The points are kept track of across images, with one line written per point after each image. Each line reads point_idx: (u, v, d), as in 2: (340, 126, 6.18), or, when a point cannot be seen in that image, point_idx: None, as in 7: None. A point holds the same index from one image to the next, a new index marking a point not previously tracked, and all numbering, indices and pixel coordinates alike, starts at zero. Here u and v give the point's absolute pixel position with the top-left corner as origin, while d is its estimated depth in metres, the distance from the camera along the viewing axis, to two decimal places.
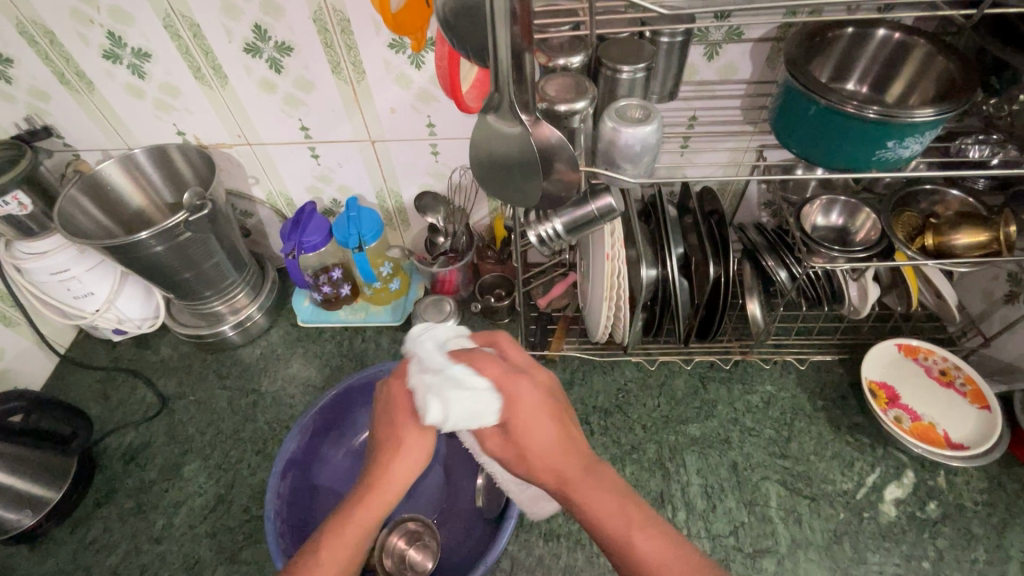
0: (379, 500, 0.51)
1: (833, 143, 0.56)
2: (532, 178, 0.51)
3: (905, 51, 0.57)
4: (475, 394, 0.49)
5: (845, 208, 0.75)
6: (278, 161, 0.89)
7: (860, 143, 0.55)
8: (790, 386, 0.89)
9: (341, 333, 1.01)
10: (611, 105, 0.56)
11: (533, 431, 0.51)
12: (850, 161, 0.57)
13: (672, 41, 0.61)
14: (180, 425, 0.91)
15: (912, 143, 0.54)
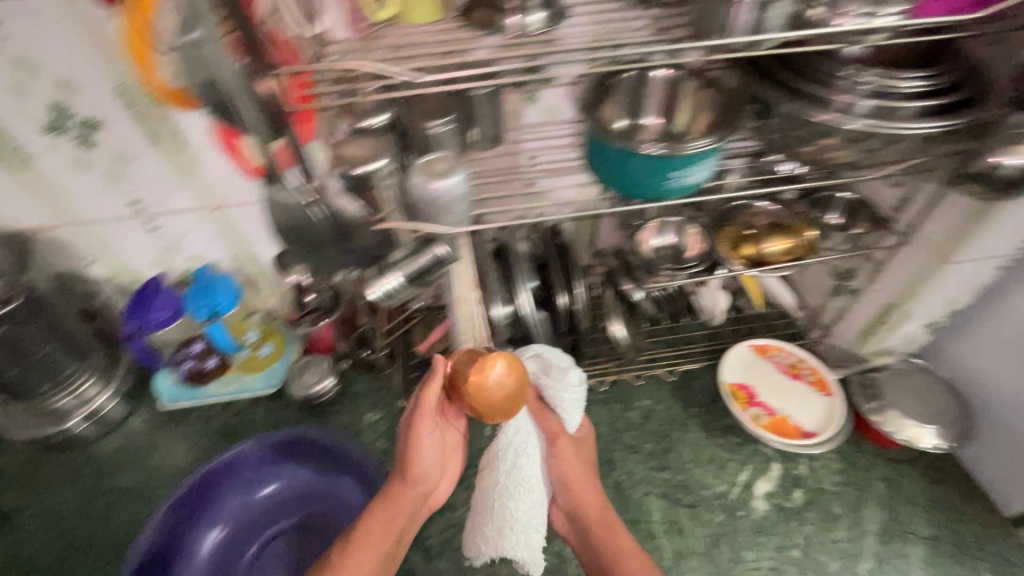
0: (389, 521, 0.62)
1: (631, 182, 0.61)
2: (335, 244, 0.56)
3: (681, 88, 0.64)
4: (576, 408, 0.64)
5: (675, 228, 0.80)
6: (113, 238, 0.83)
7: (652, 177, 0.60)
8: (665, 398, 0.92)
9: (211, 410, 0.95)
10: (417, 160, 0.57)
11: (586, 466, 0.70)
12: (650, 193, 0.62)
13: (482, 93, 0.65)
14: (22, 544, 0.80)
15: (694, 171, 0.59)
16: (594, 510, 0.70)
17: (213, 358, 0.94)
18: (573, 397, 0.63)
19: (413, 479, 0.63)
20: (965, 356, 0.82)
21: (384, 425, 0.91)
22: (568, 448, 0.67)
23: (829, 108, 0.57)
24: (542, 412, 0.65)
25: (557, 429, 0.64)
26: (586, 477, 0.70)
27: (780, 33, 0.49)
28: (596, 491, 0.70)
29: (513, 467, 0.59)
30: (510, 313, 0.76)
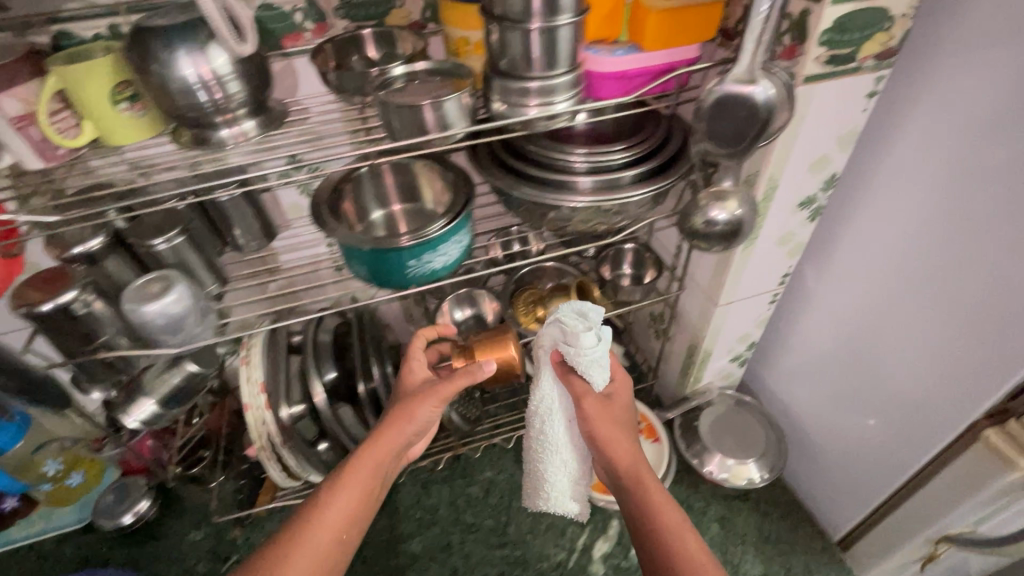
0: (348, 502, 0.56)
1: (388, 275, 0.60)
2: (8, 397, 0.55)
3: (415, 173, 0.65)
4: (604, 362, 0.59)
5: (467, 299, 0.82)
6: None
7: (390, 266, 0.59)
8: (508, 466, 0.90)
9: (12, 558, 0.85)
10: (130, 285, 0.55)
11: (611, 423, 0.62)
12: (411, 282, 0.62)
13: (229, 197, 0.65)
14: None
15: (433, 257, 0.60)
16: (625, 460, 0.60)
17: (9, 499, 0.84)
18: (593, 355, 0.59)
19: (389, 441, 0.58)
20: (778, 386, 0.87)
21: (208, 543, 0.84)
22: (599, 415, 0.61)
23: (548, 187, 0.59)
24: (567, 377, 0.63)
25: (580, 391, 0.62)
26: (619, 436, 0.61)
27: (458, 127, 0.51)
28: (635, 454, 0.61)
29: (540, 425, 0.66)
30: (301, 411, 0.74)
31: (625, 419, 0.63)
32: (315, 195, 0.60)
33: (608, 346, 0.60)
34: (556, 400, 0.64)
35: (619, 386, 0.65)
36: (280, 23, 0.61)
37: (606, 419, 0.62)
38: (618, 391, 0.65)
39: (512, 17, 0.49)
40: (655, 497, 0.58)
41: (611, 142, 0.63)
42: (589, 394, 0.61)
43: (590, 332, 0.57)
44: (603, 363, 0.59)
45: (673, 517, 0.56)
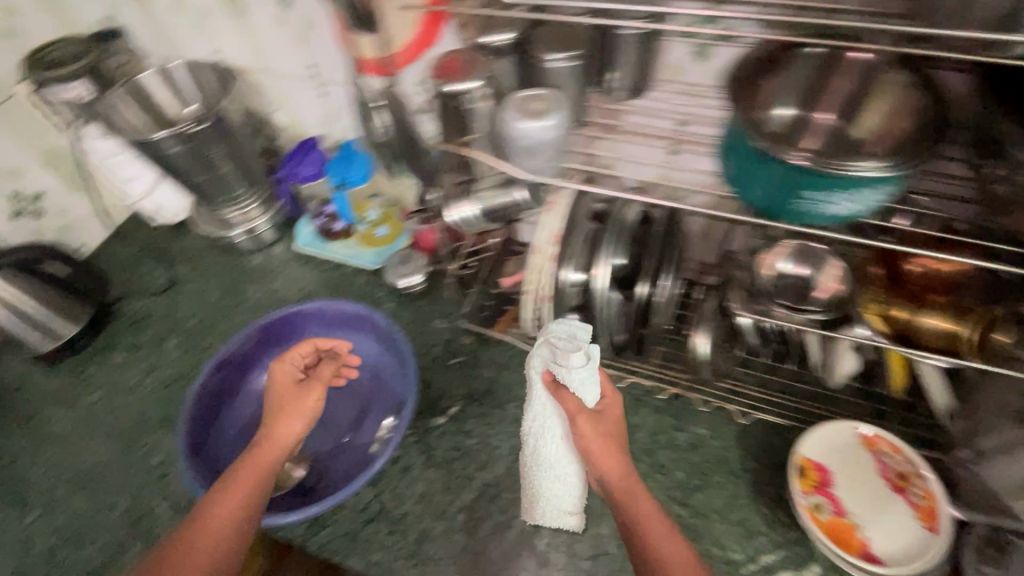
0: (229, 507, 0.60)
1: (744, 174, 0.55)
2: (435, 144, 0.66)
3: (880, 78, 0.52)
4: (589, 380, 0.62)
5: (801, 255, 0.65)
6: (290, 93, 0.96)
7: (774, 187, 0.52)
8: (726, 437, 0.81)
9: (328, 263, 1.09)
10: (516, 93, 0.53)
11: (602, 437, 0.61)
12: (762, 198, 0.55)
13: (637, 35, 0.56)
14: (177, 306, 1.04)
15: (831, 197, 0.50)
16: (615, 476, 0.60)
17: (340, 221, 1.07)
18: (583, 373, 0.61)
19: (273, 447, 0.66)
20: None
21: (446, 336, 0.95)
22: (587, 428, 0.62)
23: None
24: (558, 395, 0.63)
25: (571, 407, 0.62)
26: (610, 452, 0.61)
27: None
28: (629, 467, 0.61)
29: (536, 447, 0.66)
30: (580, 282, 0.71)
31: (617, 434, 0.63)
32: (750, 66, 0.54)
33: (596, 368, 0.62)
34: (557, 420, 0.65)
35: (608, 403, 0.65)
36: None
37: (602, 434, 0.61)
38: (609, 411, 0.64)
39: None
40: (642, 503, 0.59)
41: None
42: (582, 410, 0.62)
43: (574, 358, 0.61)
44: (596, 381, 0.62)
45: (655, 521, 0.57)
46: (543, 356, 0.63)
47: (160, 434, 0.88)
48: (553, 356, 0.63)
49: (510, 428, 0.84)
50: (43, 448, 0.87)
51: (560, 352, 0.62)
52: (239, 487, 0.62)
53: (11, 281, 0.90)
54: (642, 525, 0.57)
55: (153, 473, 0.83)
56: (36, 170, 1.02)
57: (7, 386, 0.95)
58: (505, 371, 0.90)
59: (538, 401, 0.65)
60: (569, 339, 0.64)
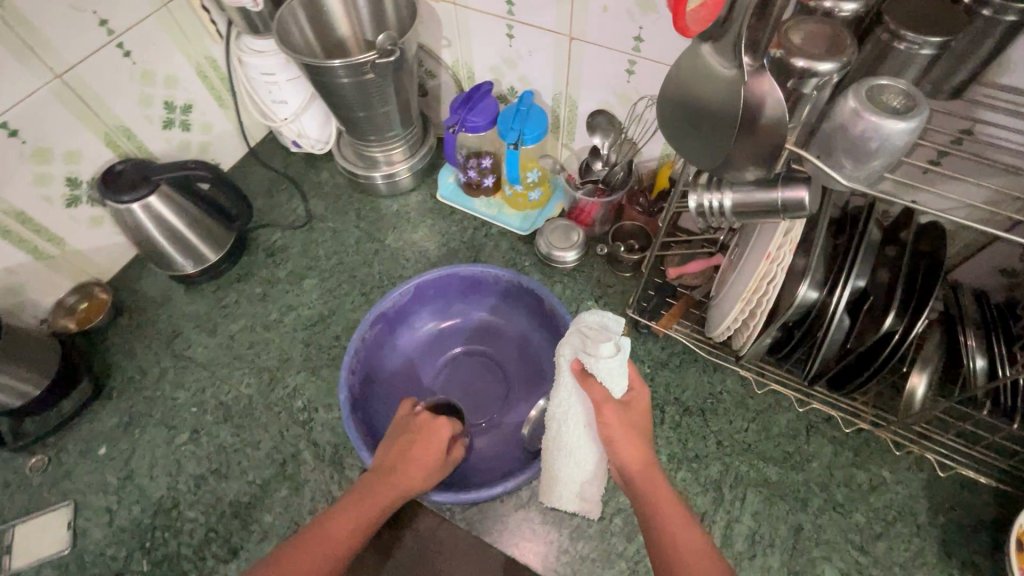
0: (333, 545, 0.54)
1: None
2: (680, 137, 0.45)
3: None
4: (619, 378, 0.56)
5: None
6: (473, 30, 0.87)
7: None
8: (913, 485, 0.73)
9: (469, 221, 1.02)
10: (865, 81, 0.43)
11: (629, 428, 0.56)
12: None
13: (995, 19, 0.43)
14: (314, 244, 1.01)
15: None
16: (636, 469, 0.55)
17: (491, 177, 1.00)
18: (613, 365, 0.55)
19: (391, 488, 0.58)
20: None
21: None
22: (613, 418, 0.56)
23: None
24: (584, 383, 0.57)
25: (598, 398, 0.56)
26: (639, 446, 0.56)
27: None
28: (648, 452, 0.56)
29: (553, 431, 0.62)
30: (813, 300, 0.63)
31: (642, 427, 0.57)
32: None
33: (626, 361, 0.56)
34: (573, 411, 0.60)
35: (640, 393, 0.59)
36: None
37: (626, 427, 0.56)
38: (638, 406, 0.58)
39: None
40: (662, 495, 0.53)
41: None
42: (609, 402, 0.56)
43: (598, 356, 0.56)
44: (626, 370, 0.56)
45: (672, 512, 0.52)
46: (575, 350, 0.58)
47: (302, 377, 0.85)
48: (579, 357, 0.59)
49: (669, 434, 0.79)
50: (188, 372, 0.87)
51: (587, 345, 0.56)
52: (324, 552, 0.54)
53: (173, 201, 0.86)
54: (657, 517, 0.52)
55: (297, 418, 0.81)
56: (191, 80, 0.97)
57: (151, 302, 0.94)
58: (663, 370, 0.84)
59: (562, 391, 0.60)
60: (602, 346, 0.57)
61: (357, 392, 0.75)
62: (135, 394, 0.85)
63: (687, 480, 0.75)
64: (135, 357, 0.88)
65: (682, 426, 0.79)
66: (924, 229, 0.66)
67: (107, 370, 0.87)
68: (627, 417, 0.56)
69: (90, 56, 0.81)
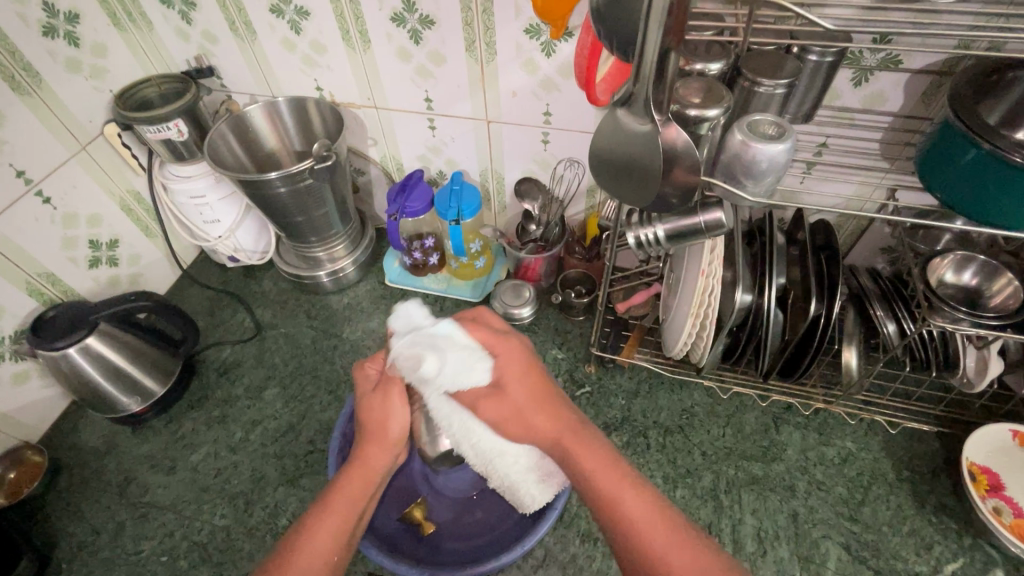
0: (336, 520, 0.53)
1: (940, 161, 0.55)
2: (621, 181, 0.53)
3: None
4: (471, 359, 0.58)
5: (981, 269, 0.68)
6: (397, 127, 0.94)
7: (958, 180, 0.53)
8: (874, 448, 0.82)
9: (421, 300, 1.05)
10: (743, 118, 0.54)
11: (517, 400, 0.58)
12: (952, 192, 0.54)
13: (821, 61, 0.57)
14: (268, 352, 0.98)
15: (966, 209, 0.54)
16: (546, 434, 0.57)
17: (435, 255, 1.04)
18: (452, 363, 0.57)
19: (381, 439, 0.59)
20: None
21: (566, 366, 0.93)
22: (498, 396, 0.59)
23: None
24: (451, 394, 0.61)
25: (468, 395, 0.60)
26: (537, 420, 0.57)
27: None
28: (552, 413, 0.57)
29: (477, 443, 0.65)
30: (748, 303, 0.72)
31: (531, 393, 0.59)
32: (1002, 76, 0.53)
33: (456, 342, 0.59)
34: (459, 410, 0.62)
35: (516, 353, 0.61)
36: None
37: (507, 410, 0.59)
38: (508, 370, 0.60)
39: None
40: (586, 458, 0.53)
41: None
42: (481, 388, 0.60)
43: (429, 352, 0.57)
44: (472, 360, 0.58)
45: (597, 464, 0.52)
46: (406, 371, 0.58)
47: (281, 493, 0.81)
48: (404, 325, 0.61)
49: (658, 456, 0.83)
50: (152, 518, 0.79)
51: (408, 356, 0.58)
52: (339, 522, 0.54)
53: (113, 339, 0.82)
54: (590, 479, 0.52)
55: (285, 537, 0.76)
56: (115, 216, 0.96)
57: (94, 453, 0.87)
58: (636, 398, 0.89)
59: (443, 410, 0.62)
60: (410, 340, 0.58)
61: None
62: (90, 559, 0.76)
63: (686, 496, 0.79)
64: (84, 518, 0.80)
65: (667, 446, 0.83)
66: (816, 226, 0.79)
67: (51, 540, 0.78)
68: (506, 400, 0.59)
69: (7, 209, 0.79)
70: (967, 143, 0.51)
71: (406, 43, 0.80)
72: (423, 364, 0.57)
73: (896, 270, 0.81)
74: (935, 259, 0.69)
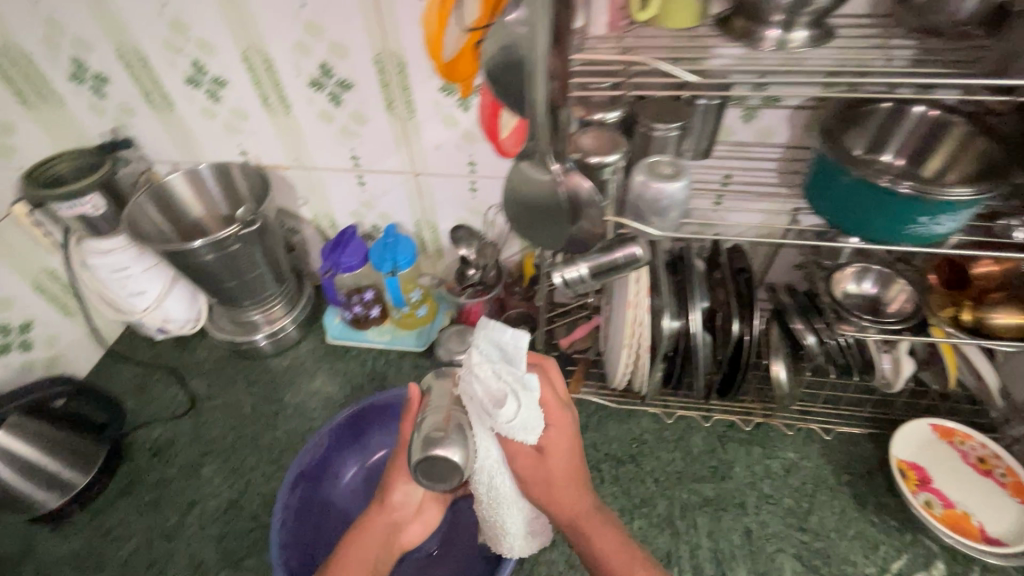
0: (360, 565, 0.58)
1: (821, 186, 0.60)
2: (536, 227, 0.55)
3: (943, 127, 0.57)
4: (537, 418, 0.54)
5: (879, 277, 0.74)
6: (327, 185, 0.95)
7: (839, 202, 0.59)
8: (814, 456, 0.85)
9: (366, 354, 1.04)
10: (642, 161, 0.58)
11: (550, 477, 0.57)
12: (839, 211, 0.59)
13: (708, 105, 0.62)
14: (205, 426, 0.93)
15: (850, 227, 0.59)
16: (569, 516, 0.57)
17: (377, 308, 1.02)
18: (522, 417, 0.53)
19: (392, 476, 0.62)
20: None
21: None
22: (532, 466, 0.57)
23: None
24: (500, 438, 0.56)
25: (513, 448, 0.56)
26: (564, 493, 0.57)
27: None
28: (580, 494, 0.57)
29: (488, 486, 0.59)
30: (677, 328, 0.75)
31: (566, 471, 0.57)
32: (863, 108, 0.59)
33: (535, 397, 0.54)
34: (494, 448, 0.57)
35: (565, 425, 0.58)
36: None
37: (541, 476, 0.57)
38: (556, 442, 0.57)
39: None
40: (606, 544, 0.56)
41: None
42: (525, 454, 0.57)
43: (512, 397, 0.52)
44: (535, 423, 0.54)
45: (615, 551, 0.56)
46: (477, 394, 0.54)
47: None
48: (490, 351, 0.55)
49: (613, 489, 0.83)
50: None
51: (488, 391, 0.53)
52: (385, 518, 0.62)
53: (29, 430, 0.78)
54: (610, 566, 0.55)
55: None
56: (28, 297, 0.91)
57: (7, 560, 0.79)
58: (587, 432, 0.89)
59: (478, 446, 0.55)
60: (499, 370, 0.54)
61: (295, 564, 0.70)
62: None
63: (644, 527, 0.79)
64: None
65: (620, 477, 0.84)
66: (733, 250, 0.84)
67: None
68: (543, 473, 0.56)
69: None
70: (840, 170, 0.57)
71: (327, 106, 0.81)
72: (501, 407, 0.52)
73: (810, 284, 0.87)
74: (840, 271, 0.75)
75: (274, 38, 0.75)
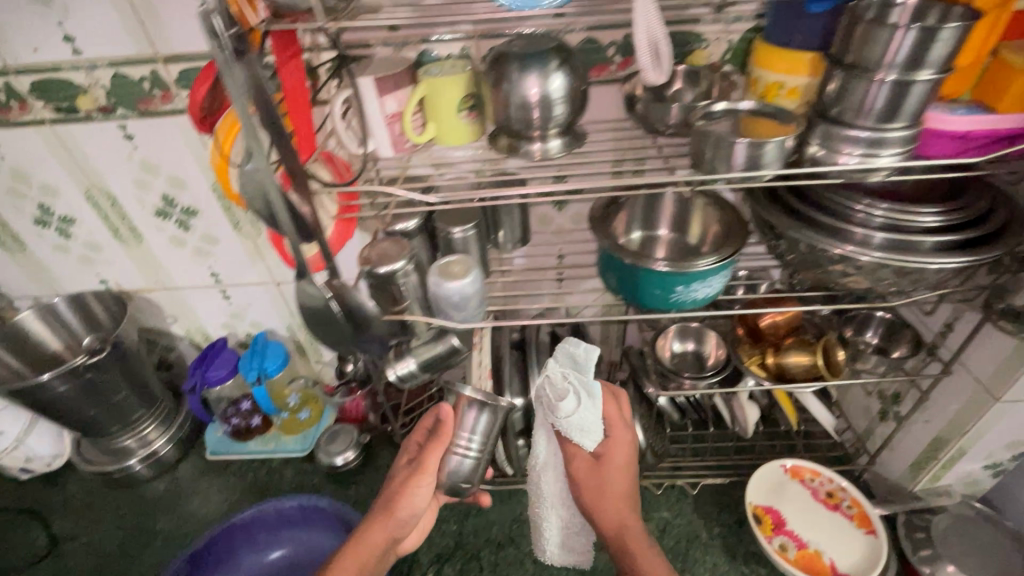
0: (376, 537, 0.66)
1: (608, 268, 0.65)
2: (335, 337, 0.58)
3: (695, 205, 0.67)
4: (597, 422, 0.63)
5: (695, 335, 0.81)
6: (193, 302, 0.97)
7: (622, 280, 0.64)
8: (687, 511, 0.87)
9: (248, 466, 1.01)
10: (436, 262, 0.64)
11: (600, 484, 0.66)
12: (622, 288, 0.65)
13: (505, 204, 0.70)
14: (65, 571, 0.87)
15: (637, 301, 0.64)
16: (608, 521, 0.66)
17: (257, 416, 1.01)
18: (578, 420, 0.62)
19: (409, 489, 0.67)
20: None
21: None
22: (586, 469, 0.67)
23: (818, 229, 0.57)
24: (564, 444, 0.67)
25: (571, 450, 0.67)
26: (609, 500, 0.65)
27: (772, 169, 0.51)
28: (620, 503, 0.66)
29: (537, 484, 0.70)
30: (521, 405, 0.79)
31: (617, 480, 0.66)
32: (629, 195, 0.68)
33: (596, 403, 0.63)
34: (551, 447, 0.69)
35: (623, 442, 0.68)
36: (595, 56, 0.69)
37: (595, 481, 0.66)
38: (613, 454, 0.67)
39: (865, 66, 0.48)
40: (639, 550, 0.63)
41: (916, 203, 0.58)
42: (582, 457, 0.67)
43: (572, 395, 0.62)
44: (590, 430, 0.63)
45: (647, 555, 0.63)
46: (547, 391, 0.64)
47: None
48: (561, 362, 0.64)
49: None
50: None
51: (552, 390, 0.63)
52: (389, 520, 0.67)
53: None
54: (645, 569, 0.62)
55: None
56: None
57: None
58: (468, 518, 0.89)
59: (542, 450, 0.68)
60: (566, 376, 0.62)
61: None
62: None
63: None
64: None
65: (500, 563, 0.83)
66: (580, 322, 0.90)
67: None
68: (595, 478, 0.66)
69: None
70: (614, 255, 0.62)
71: (177, 232, 0.86)
72: (561, 404, 0.62)
73: None
74: (666, 331, 0.82)
75: (115, 178, 0.79)
